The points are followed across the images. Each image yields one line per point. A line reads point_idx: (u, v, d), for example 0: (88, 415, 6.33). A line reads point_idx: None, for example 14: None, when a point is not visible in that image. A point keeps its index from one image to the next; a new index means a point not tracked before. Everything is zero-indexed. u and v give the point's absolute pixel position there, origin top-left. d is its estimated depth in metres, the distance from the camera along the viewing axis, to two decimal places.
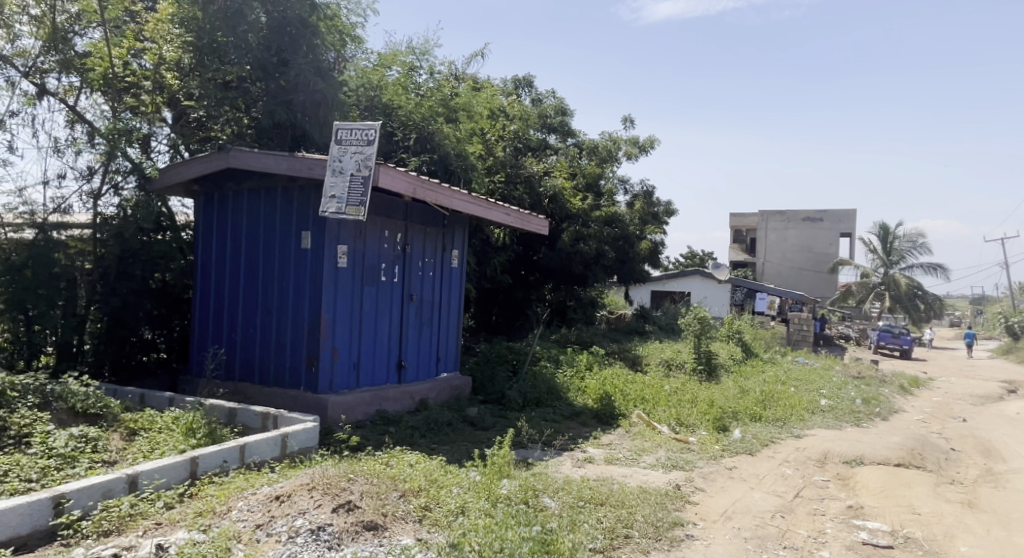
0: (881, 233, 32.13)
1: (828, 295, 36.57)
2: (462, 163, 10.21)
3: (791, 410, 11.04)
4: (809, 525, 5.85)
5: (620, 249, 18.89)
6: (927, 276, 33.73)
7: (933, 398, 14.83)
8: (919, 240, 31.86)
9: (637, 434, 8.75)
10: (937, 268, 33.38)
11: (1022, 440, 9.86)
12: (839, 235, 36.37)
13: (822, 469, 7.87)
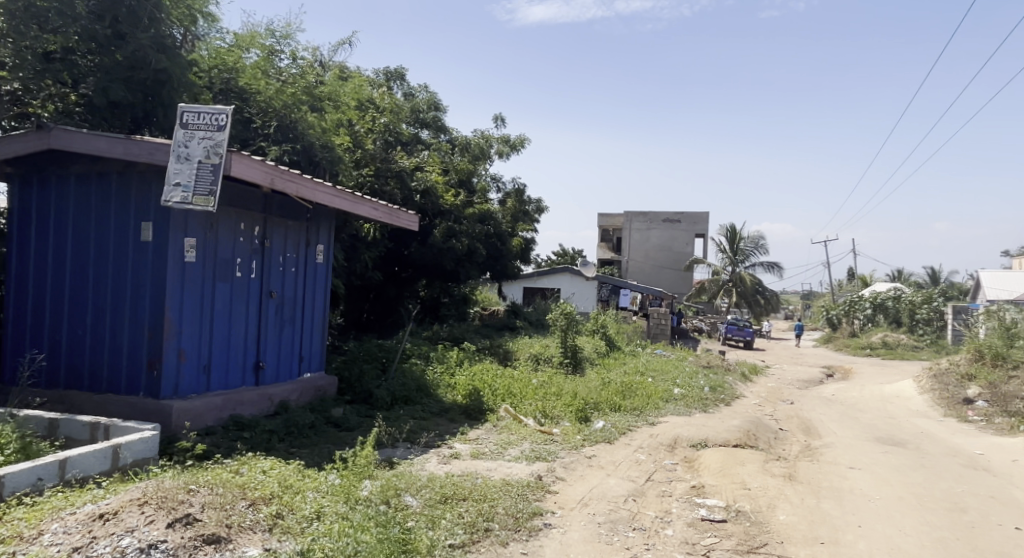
0: (728, 234, 34.75)
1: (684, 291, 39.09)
2: (327, 155, 9.72)
3: (648, 399, 11.68)
4: (657, 506, 6.21)
5: (492, 246, 19.10)
6: (767, 274, 36.98)
7: (770, 384, 16.27)
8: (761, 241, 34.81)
9: (503, 428, 8.87)
10: (775, 266, 36.70)
11: (837, 418, 11.07)
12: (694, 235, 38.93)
13: (672, 453, 8.39)
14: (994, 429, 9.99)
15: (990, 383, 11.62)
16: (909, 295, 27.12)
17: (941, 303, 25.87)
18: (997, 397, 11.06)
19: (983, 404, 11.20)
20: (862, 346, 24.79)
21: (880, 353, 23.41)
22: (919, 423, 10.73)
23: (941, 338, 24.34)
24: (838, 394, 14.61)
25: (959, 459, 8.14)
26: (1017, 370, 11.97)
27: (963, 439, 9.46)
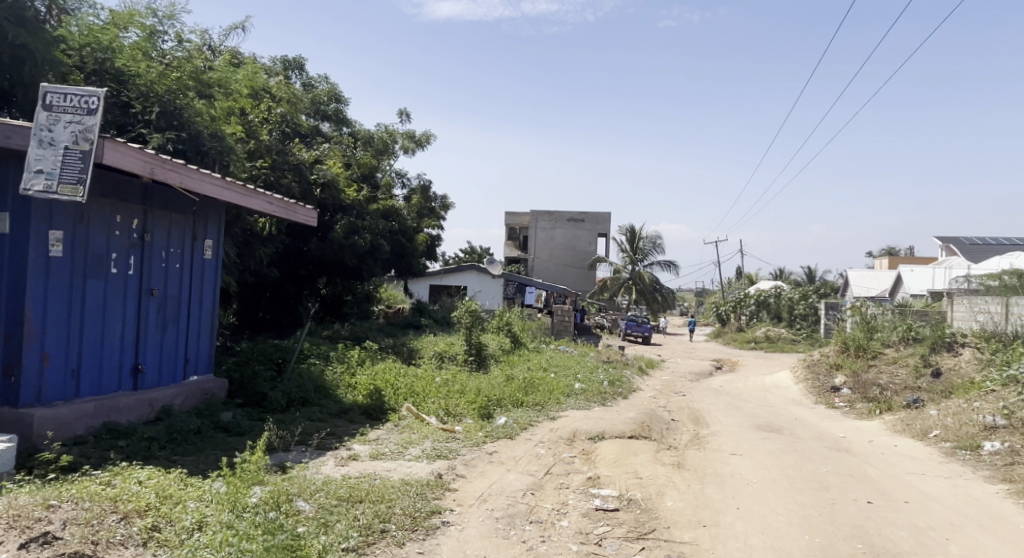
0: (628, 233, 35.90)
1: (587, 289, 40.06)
2: (216, 145, 9.22)
3: (550, 394, 11.87)
4: (554, 499, 6.31)
5: (397, 242, 18.78)
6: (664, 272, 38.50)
7: (665, 378, 16.97)
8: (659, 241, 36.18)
9: (404, 427, 8.73)
10: (671, 265, 38.27)
11: (723, 408, 11.69)
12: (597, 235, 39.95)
13: (570, 446, 8.56)
14: (856, 413, 10.88)
15: (853, 371, 12.64)
16: (789, 292, 29.04)
17: (816, 299, 27.87)
18: (858, 384, 12.03)
19: (847, 391, 12.18)
20: (748, 340, 26.33)
21: (763, 347, 24.93)
22: (794, 410, 11.52)
23: (816, 332, 26.23)
24: (725, 385, 15.43)
25: (825, 442, 8.81)
26: (877, 359, 13.10)
27: (831, 423, 10.23)
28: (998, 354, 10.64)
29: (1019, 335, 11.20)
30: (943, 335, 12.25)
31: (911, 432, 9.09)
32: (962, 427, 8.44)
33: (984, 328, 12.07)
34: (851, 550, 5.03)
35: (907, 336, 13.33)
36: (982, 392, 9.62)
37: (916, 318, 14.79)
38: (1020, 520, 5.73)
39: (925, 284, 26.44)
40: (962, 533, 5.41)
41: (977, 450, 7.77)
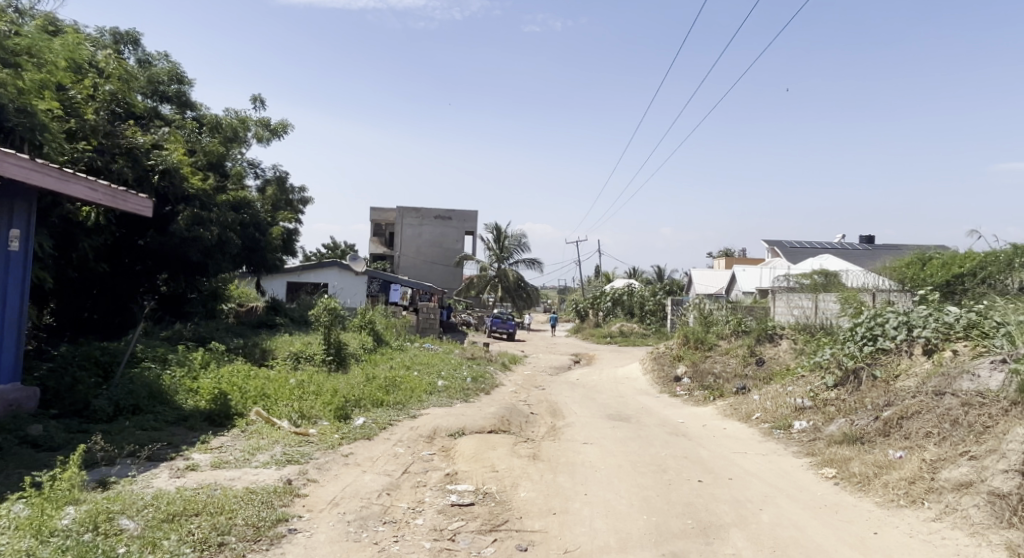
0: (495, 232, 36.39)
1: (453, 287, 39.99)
2: (26, 122, 8.17)
3: (411, 392, 11.69)
4: (411, 498, 6.19)
5: (249, 236, 17.65)
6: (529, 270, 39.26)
7: (525, 372, 17.32)
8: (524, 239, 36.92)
9: (253, 433, 8.18)
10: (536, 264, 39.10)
11: (578, 400, 12.12)
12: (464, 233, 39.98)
13: (430, 444, 8.46)
14: (694, 400, 11.72)
15: (692, 362, 13.59)
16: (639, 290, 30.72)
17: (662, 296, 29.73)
18: (696, 374, 12.97)
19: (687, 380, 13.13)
20: (604, 334, 27.51)
21: (616, 341, 26.18)
22: (641, 399, 12.19)
23: (663, 326, 27.95)
24: (580, 378, 16.02)
25: (666, 427, 9.39)
26: (712, 350, 14.18)
27: (672, 410, 10.95)
28: (809, 343, 11.89)
29: (826, 327, 12.57)
30: (766, 327, 13.47)
31: (737, 415, 9.98)
32: (778, 409, 9.35)
33: (799, 322, 13.46)
34: (682, 525, 5.37)
35: (737, 329, 14.52)
36: (794, 377, 10.69)
37: (745, 311, 16.19)
38: (820, 488, 6.42)
39: (754, 282, 29.02)
40: (774, 502, 5.96)
41: (790, 429, 8.64)
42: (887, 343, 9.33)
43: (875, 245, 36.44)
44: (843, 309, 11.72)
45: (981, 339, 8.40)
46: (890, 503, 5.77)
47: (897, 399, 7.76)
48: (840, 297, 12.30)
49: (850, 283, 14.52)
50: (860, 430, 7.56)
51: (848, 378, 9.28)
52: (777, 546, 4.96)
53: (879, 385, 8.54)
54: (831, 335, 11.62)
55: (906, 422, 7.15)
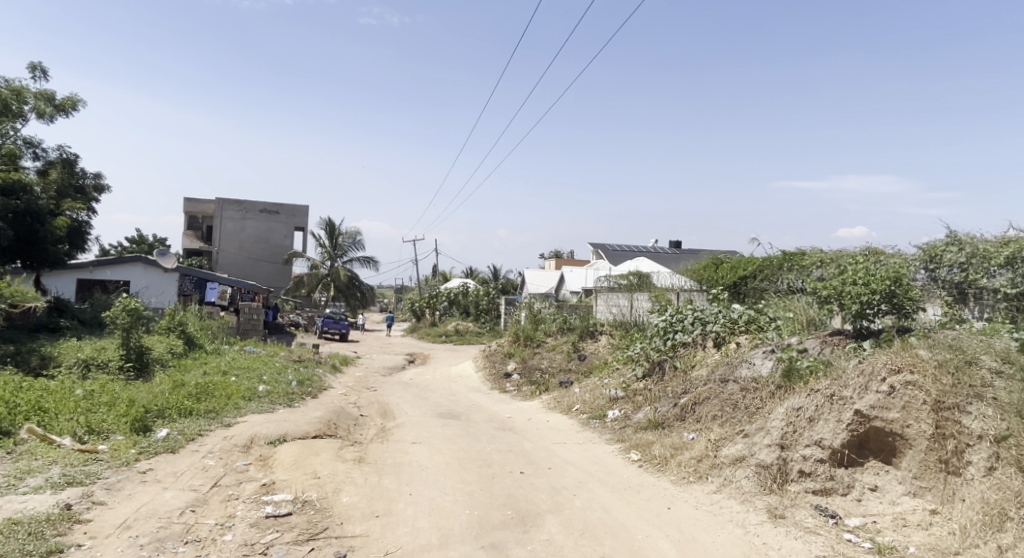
0: (329, 228, 35.17)
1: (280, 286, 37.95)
2: None
3: (227, 399, 10.98)
4: (218, 513, 5.88)
5: (26, 225, 15.50)
6: (364, 268, 38.30)
7: (357, 374, 16.89)
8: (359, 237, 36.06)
9: (22, 454, 7.25)
10: (371, 262, 38.25)
11: (410, 399, 12.07)
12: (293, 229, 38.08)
13: (245, 454, 8.05)
14: (522, 395, 12.01)
15: (522, 359, 14.04)
16: (473, 290, 31.13)
17: (497, 295, 30.25)
18: (525, 369, 13.45)
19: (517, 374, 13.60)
20: (439, 333, 27.55)
21: (452, 340, 26.33)
22: (472, 395, 12.30)
23: (497, 325, 28.61)
24: (414, 378, 15.95)
25: (494, 422, 9.56)
26: (540, 347, 14.79)
27: (501, 406, 11.23)
28: (623, 339, 12.82)
29: (638, 322, 13.86)
30: (588, 324, 14.46)
31: (559, 407, 10.47)
32: (595, 400, 10.04)
33: (615, 319, 14.51)
34: (502, 516, 5.61)
35: (563, 326, 15.39)
36: (610, 369, 11.58)
37: (570, 310, 17.08)
38: (626, 471, 6.92)
39: (581, 282, 30.69)
40: (586, 487, 6.34)
41: (604, 419, 9.26)
42: (685, 337, 10.37)
43: (685, 250, 39.97)
44: (653, 306, 12.86)
45: (757, 333, 9.69)
46: (682, 481, 6.41)
47: (692, 386, 8.53)
48: (651, 296, 13.46)
49: (660, 282, 15.44)
50: (661, 416, 8.29)
51: (654, 369, 10.23)
52: (586, 528, 5.33)
53: (677, 375, 9.52)
54: (642, 330, 12.62)
55: (698, 407, 7.93)
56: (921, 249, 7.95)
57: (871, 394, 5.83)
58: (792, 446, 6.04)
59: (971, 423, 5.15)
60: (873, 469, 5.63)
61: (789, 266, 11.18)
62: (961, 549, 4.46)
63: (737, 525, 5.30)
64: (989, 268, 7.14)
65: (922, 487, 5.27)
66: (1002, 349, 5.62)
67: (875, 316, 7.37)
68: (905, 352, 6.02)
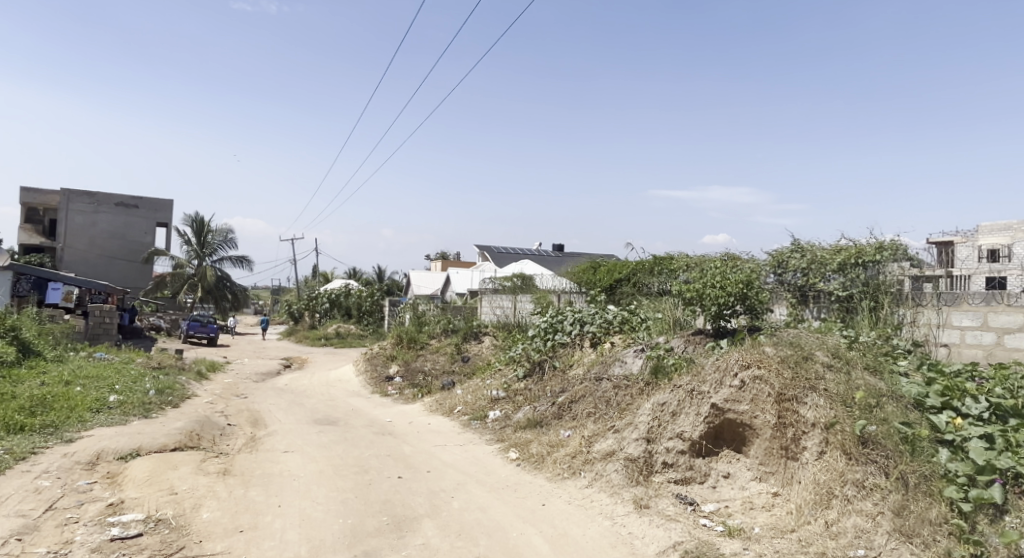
0: (195, 224, 32.91)
1: (138, 286, 35.06)
2: None
3: (70, 413, 9.97)
4: (54, 539, 5.32)
5: None
6: (236, 267, 36.18)
7: (225, 381, 15.87)
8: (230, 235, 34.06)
9: None
10: (243, 262, 36.26)
11: (284, 406, 11.50)
12: (154, 225, 35.32)
13: (90, 472, 7.34)
14: (403, 399, 11.50)
15: (404, 361, 13.73)
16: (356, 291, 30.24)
17: (381, 297, 29.51)
18: (408, 373, 12.97)
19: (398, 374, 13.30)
20: (319, 336, 26.52)
21: (333, 343, 25.43)
22: (351, 400, 11.85)
23: (380, 327, 27.94)
24: (289, 384, 15.20)
25: (373, 428, 9.25)
26: (423, 349, 14.58)
27: (381, 410, 10.73)
28: (506, 339, 12.89)
29: (521, 323, 13.94)
30: (472, 326, 14.49)
31: (441, 410, 10.09)
32: (476, 401, 9.84)
33: (499, 320, 14.70)
34: (377, 523, 5.47)
35: (446, 328, 15.33)
36: (492, 370, 11.38)
37: (454, 312, 16.98)
38: (504, 470, 6.87)
39: (466, 284, 30.73)
40: (464, 488, 6.26)
41: (485, 419, 9.06)
42: (564, 337, 10.62)
43: (568, 253, 40.93)
44: (535, 308, 13.11)
45: (630, 332, 10.11)
46: (557, 477, 6.51)
47: (569, 386, 8.72)
48: (533, 297, 13.66)
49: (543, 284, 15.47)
50: (540, 415, 8.28)
51: (535, 369, 10.31)
52: (461, 530, 5.32)
53: (557, 374, 9.72)
54: (524, 331, 12.77)
55: (575, 405, 8.07)
56: (772, 255, 8.43)
57: (725, 388, 6.19)
58: (657, 439, 6.33)
59: (807, 412, 5.63)
60: (725, 458, 6.04)
61: (658, 269, 11.69)
62: (797, 526, 4.87)
63: (605, 517, 5.49)
64: (825, 272, 7.78)
65: (766, 472, 5.70)
66: (832, 346, 6.26)
67: (730, 317, 7.94)
68: (754, 349, 6.44)
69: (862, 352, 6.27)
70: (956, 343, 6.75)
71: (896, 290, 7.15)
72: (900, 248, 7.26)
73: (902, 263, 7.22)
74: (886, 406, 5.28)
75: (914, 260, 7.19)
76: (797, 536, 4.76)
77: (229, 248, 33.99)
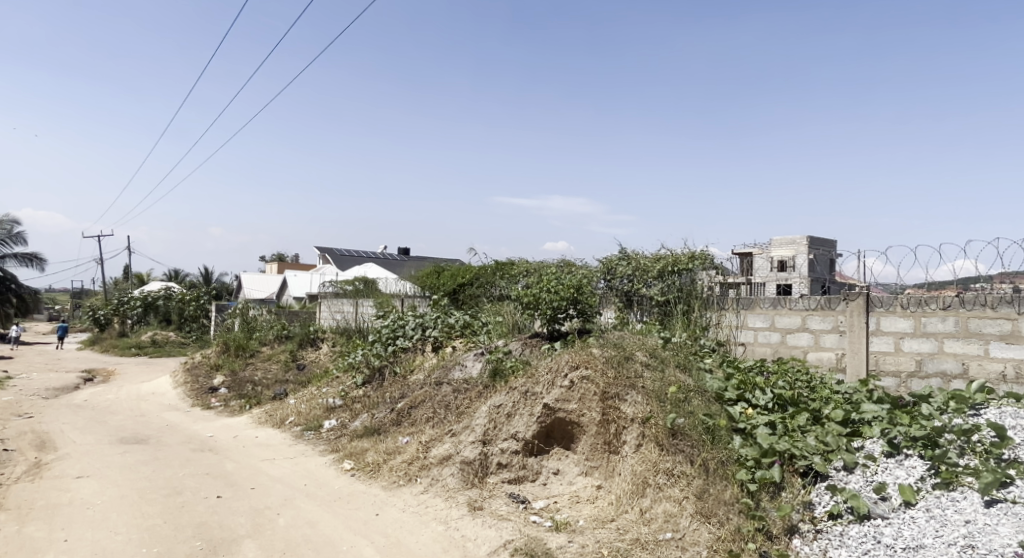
0: None
1: None
2: None
3: None
4: None
5: None
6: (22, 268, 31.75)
7: (4, 399, 13.82)
8: (16, 231, 29.90)
9: None
10: (33, 261, 31.95)
11: (80, 426, 10.28)
12: None
13: None
14: (228, 411, 10.76)
15: (231, 370, 12.84)
16: (178, 294, 27.92)
17: (207, 299, 27.05)
18: (234, 383, 12.11)
19: (220, 382, 12.43)
20: (128, 345, 24.05)
21: (148, 352, 23.13)
22: (166, 415, 10.86)
23: (205, 334, 25.91)
24: (89, 400, 13.58)
25: (190, 445, 8.56)
26: (253, 357, 13.76)
27: (201, 424, 9.95)
28: (344, 345, 12.52)
29: (361, 329, 13.61)
30: (308, 332, 13.96)
31: (271, 421, 9.58)
32: (311, 410, 9.48)
33: (338, 325, 14.27)
34: (189, 550, 5.09)
35: (280, 334, 14.58)
36: (330, 378, 10.99)
37: (289, 317, 16.20)
38: (337, 481, 6.69)
39: (304, 287, 29.50)
40: (292, 504, 6.02)
41: (319, 429, 8.77)
42: (406, 342, 10.55)
43: (412, 257, 40.65)
44: (376, 312, 12.88)
45: (471, 336, 10.29)
46: (392, 486, 6.46)
47: (409, 391, 8.68)
48: (375, 302, 13.38)
49: (386, 287, 14.53)
50: (378, 422, 8.17)
51: (374, 376, 10.13)
52: (287, 549, 5.12)
53: (397, 380, 9.63)
54: (365, 336, 12.53)
55: (414, 410, 8.05)
56: (602, 262, 8.91)
57: (556, 388, 6.50)
58: (492, 441, 6.51)
59: (627, 408, 6.07)
60: (555, 455, 6.37)
61: (501, 273, 11.52)
62: (616, 516, 5.27)
63: (439, 522, 5.56)
64: (646, 279, 8.39)
65: (591, 466, 6.11)
66: (651, 347, 6.80)
67: (563, 320, 8.35)
68: (583, 350, 6.77)
69: (675, 351, 6.92)
70: (750, 342, 7.56)
71: (705, 295, 7.98)
72: (708, 258, 8.05)
73: (710, 271, 8.02)
74: (693, 399, 5.82)
75: (719, 268, 8.01)
76: (616, 525, 5.14)
77: (14, 245, 29.81)
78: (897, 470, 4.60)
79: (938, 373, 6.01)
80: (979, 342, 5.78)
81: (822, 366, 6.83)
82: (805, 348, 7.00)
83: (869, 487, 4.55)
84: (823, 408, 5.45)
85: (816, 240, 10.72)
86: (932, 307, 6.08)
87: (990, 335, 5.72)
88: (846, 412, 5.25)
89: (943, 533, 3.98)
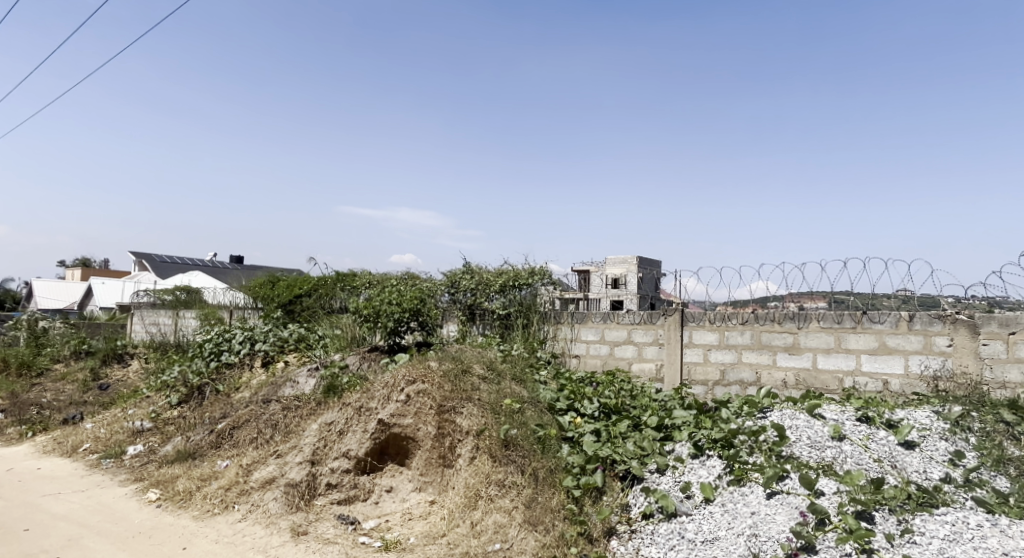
0: None
1: None
2: None
3: None
4: None
5: None
6: None
7: None
8: None
9: None
10: None
11: None
12: None
13: None
14: (3, 440, 9.34)
15: (11, 390, 11.14)
16: None
17: None
18: (14, 404, 10.53)
19: None
20: None
21: None
22: None
23: None
24: None
25: None
26: (41, 377, 12.08)
27: None
28: (159, 361, 11.44)
29: (180, 343, 12.49)
30: (114, 347, 12.54)
31: (59, 450, 8.46)
32: (112, 435, 8.52)
33: (152, 339, 13.00)
34: None
35: (77, 349, 12.95)
36: (138, 398, 9.95)
37: (90, 331, 14.43)
38: (139, 514, 6.06)
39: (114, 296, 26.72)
40: (79, 545, 5.36)
41: (120, 456, 7.90)
42: (231, 357, 9.79)
43: (244, 265, 38.21)
44: (200, 325, 11.92)
45: (306, 350, 9.84)
46: (205, 515, 5.98)
47: (231, 410, 8.08)
48: (198, 314, 12.37)
49: (212, 299, 13.26)
50: (193, 445, 7.51)
51: (192, 395, 9.31)
52: None
53: (219, 398, 8.90)
54: (184, 351, 11.54)
55: (236, 431, 7.45)
56: (446, 274, 8.87)
57: (392, 403, 6.35)
58: (322, 461, 6.23)
59: (462, 421, 6.04)
60: (389, 472, 6.24)
61: (341, 285, 11.07)
62: (448, 530, 5.24)
63: (257, 551, 5.22)
64: (489, 293, 8.50)
65: (425, 482, 6.06)
66: (487, 359, 6.87)
67: (404, 333, 8.24)
68: (420, 364, 6.67)
69: (512, 364, 7.06)
70: (583, 354, 7.90)
71: (542, 309, 8.23)
72: (547, 273, 8.40)
73: (549, 286, 8.36)
74: (526, 410, 5.96)
75: (557, 284, 8.39)
76: (446, 540, 5.13)
77: None
78: (699, 470, 5.02)
79: (737, 381, 6.65)
80: (770, 353, 6.50)
81: (643, 376, 7.31)
82: (629, 359, 7.45)
83: (677, 487, 4.95)
84: (642, 414, 5.80)
85: (643, 260, 11.51)
86: (733, 321, 6.72)
87: (778, 346, 6.45)
88: (661, 418, 5.63)
89: (733, 525, 4.40)
